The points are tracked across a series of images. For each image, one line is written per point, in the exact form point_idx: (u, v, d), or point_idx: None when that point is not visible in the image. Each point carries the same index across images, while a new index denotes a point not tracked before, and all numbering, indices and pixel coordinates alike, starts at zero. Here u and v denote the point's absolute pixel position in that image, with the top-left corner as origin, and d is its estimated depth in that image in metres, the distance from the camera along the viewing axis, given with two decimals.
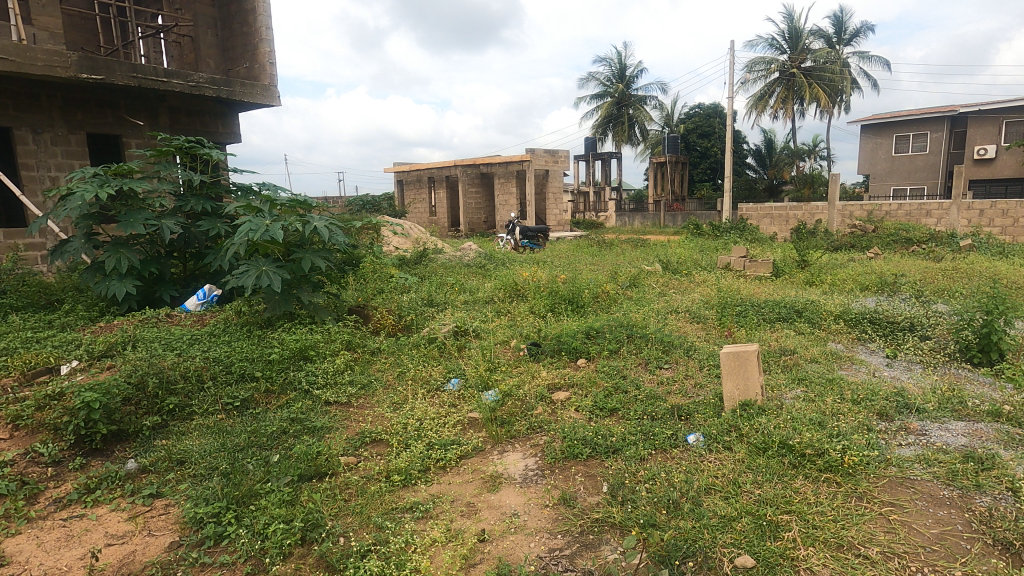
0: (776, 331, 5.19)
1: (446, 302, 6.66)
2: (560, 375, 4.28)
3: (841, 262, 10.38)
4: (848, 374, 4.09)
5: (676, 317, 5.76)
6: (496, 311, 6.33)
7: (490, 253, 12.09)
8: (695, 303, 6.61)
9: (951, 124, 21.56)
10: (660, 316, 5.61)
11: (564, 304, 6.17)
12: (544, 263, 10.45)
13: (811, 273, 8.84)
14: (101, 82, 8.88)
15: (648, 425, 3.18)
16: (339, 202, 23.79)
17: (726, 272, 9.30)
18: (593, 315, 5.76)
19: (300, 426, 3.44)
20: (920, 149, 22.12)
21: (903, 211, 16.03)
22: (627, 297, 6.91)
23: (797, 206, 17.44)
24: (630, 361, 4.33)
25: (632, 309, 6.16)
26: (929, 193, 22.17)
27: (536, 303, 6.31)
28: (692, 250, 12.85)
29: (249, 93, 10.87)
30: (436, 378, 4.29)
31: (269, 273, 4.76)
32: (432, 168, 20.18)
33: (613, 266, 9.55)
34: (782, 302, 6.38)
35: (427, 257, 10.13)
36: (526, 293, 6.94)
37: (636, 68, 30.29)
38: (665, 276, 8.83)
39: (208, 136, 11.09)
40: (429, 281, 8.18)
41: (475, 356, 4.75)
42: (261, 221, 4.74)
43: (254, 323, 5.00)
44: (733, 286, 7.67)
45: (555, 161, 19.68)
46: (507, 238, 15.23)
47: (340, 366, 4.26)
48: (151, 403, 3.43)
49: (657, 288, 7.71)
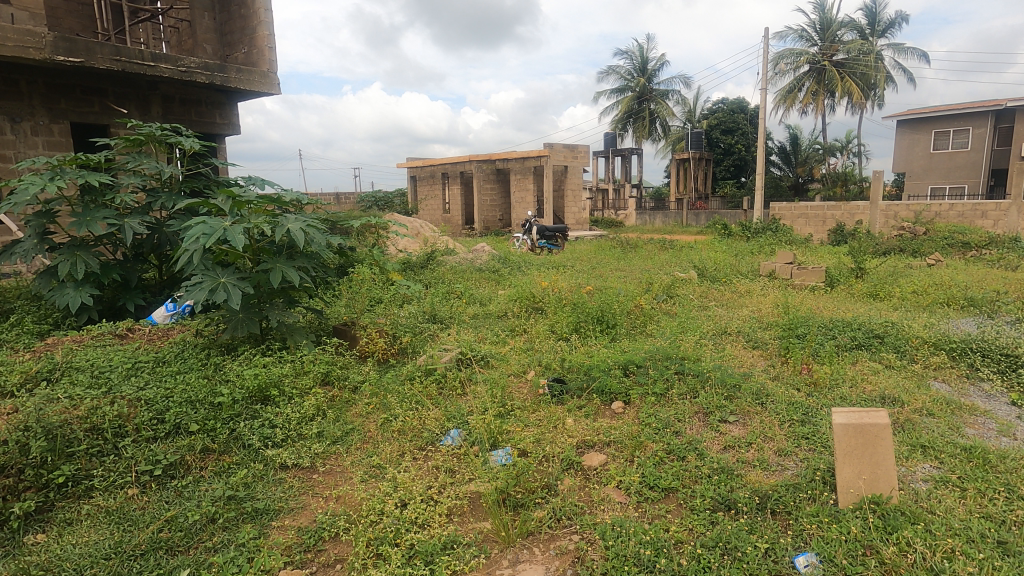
0: (860, 365, 4.14)
1: (451, 319, 5.70)
2: (592, 428, 3.30)
3: (901, 269, 9.19)
4: (985, 439, 3.02)
5: (731, 344, 4.72)
6: (510, 330, 5.36)
7: (505, 255, 11.10)
8: (747, 323, 5.56)
9: (997, 118, 19.99)
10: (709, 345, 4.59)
11: (592, 320, 5.12)
12: (564, 268, 9.41)
13: (872, 283, 7.71)
14: (81, 66, 8.02)
15: (732, 529, 2.17)
16: (349, 200, 23.01)
17: (772, 281, 8.23)
18: (631, 340, 4.72)
19: (236, 509, 2.52)
20: (962, 145, 20.62)
21: (954, 212, 14.78)
22: (665, 314, 5.89)
23: (835, 206, 16.20)
24: (684, 410, 3.33)
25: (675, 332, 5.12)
26: (969, 192, 20.65)
27: (557, 321, 5.31)
28: (727, 254, 11.74)
29: (246, 80, 10.00)
30: (431, 429, 3.31)
31: (229, 287, 3.82)
32: (446, 164, 19.26)
33: (644, 273, 8.48)
34: (856, 322, 5.30)
35: (435, 261, 9.17)
36: (546, 307, 5.94)
37: (660, 60, 29.02)
38: (704, 286, 7.77)
39: (205, 127, 10.25)
40: (435, 289, 7.23)
41: (482, 395, 3.78)
42: (220, 223, 3.80)
43: (213, 348, 4.08)
44: (787, 301, 6.60)
45: (574, 157, 18.59)
46: (523, 238, 14.25)
47: (310, 411, 3.33)
48: (35, 474, 2.52)
49: (697, 301, 6.71)
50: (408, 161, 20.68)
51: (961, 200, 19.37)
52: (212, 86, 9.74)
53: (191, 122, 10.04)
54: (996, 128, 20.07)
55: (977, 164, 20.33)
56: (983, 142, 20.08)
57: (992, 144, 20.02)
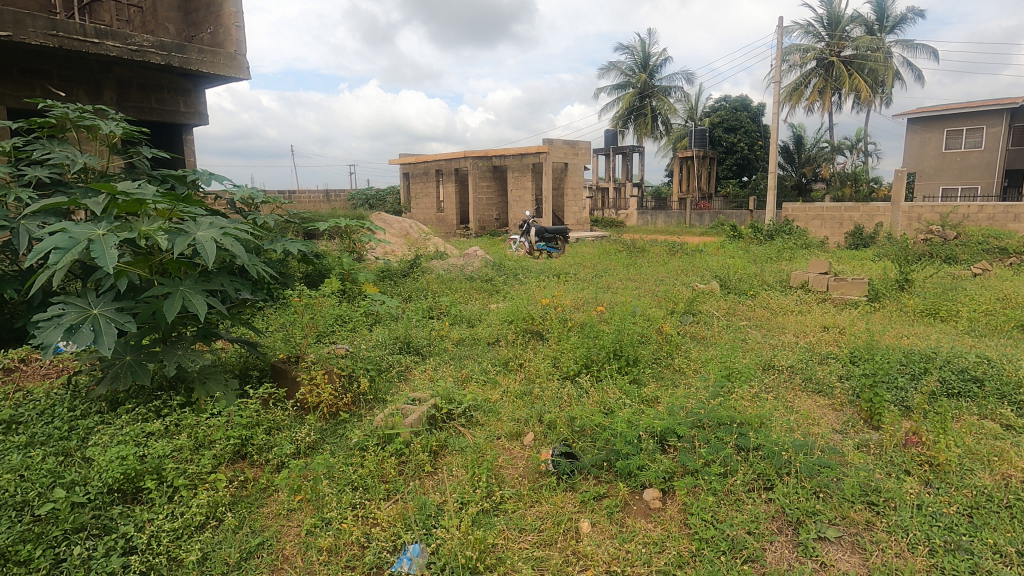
0: (972, 426, 3.07)
1: (428, 350, 4.59)
2: (619, 547, 2.21)
3: (949, 279, 8.11)
4: None
5: (789, 394, 3.61)
6: (503, 363, 4.27)
7: (500, 260, 9.99)
8: (799, 355, 4.46)
9: (1011, 117, 19.01)
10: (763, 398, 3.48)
11: (608, 355, 4.01)
12: (567, 278, 8.30)
13: (924, 298, 6.65)
14: (7, 41, 6.65)
15: None
16: (338, 198, 21.87)
17: (806, 294, 7.19)
18: (659, 389, 3.61)
19: None
20: (974, 145, 19.54)
21: (983, 214, 13.78)
22: (695, 342, 4.85)
23: (854, 206, 15.11)
24: (758, 518, 2.24)
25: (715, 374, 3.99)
26: (983, 194, 19.68)
27: (561, 355, 4.21)
28: (745, 259, 10.69)
29: (210, 63, 8.52)
30: (381, 545, 2.23)
31: (103, 324, 2.70)
32: (439, 160, 18.06)
33: (659, 285, 7.37)
34: (939, 354, 4.20)
35: (421, 269, 8.04)
36: (547, 332, 4.84)
37: (663, 56, 27.83)
38: (731, 303, 6.67)
39: (167, 116, 8.67)
40: (416, 305, 6.14)
41: (461, 477, 2.69)
42: (89, 231, 2.70)
43: (91, 405, 2.96)
44: (836, 323, 5.54)
45: (575, 154, 17.49)
46: (520, 240, 13.14)
47: (197, 518, 2.25)
48: None
49: (726, 323, 5.66)
50: (401, 157, 19.49)
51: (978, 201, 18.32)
52: (178, 69, 8.35)
53: (151, 109, 8.48)
54: (1010, 127, 19.09)
55: (991, 165, 19.30)
56: (997, 141, 19.05)
57: (1005, 144, 19.02)
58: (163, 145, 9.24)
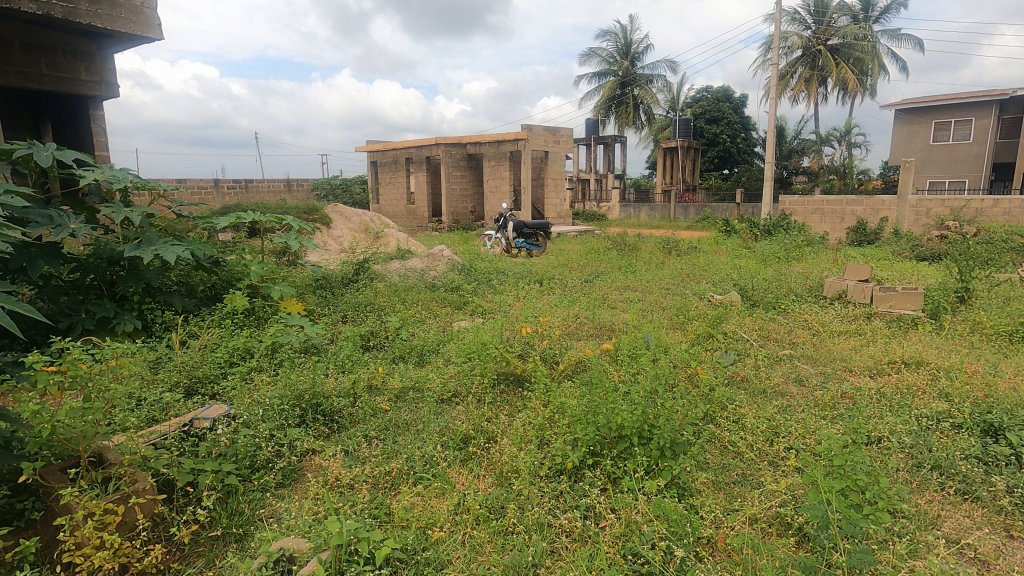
0: None
1: (349, 418, 3.01)
2: None
3: (1004, 286, 6.80)
4: None
5: (930, 525, 2.16)
6: (457, 444, 2.72)
7: (471, 261, 8.41)
8: (901, 421, 2.99)
9: (1000, 108, 17.99)
10: (901, 536, 2.02)
11: (628, 440, 2.45)
12: (551, 285, 6.75)
13: (997, 314, 5.27)
14: None
15: None
16: (301, 189, 19.97)
17: (845, 308, 5.80)
18: (721, 520, 2.14)
19: None
20: (963, 137, 18.47)
21: (999, 209, 12.66)
22: (741, 397, 3.37)
23: (857, 199, 13.84)
24: None
25: (794, 471, 2.53)
26: (970, 187, 18.57)
27: (552, 432, 2.67)
28: (755, 260, 9.28)
29: (106, 15, 5.29)
30: None
31: None
32: (409, 147, 16.30)
33: (667, 296, 5.91)
34: None
35: (369, 276, 6.40)
36: (530, 383, 3.29)
37: (645, 43, 26.36)
38: (760, 322, 5.23)
39: (61, 89, 5.63)
40: (345, 330, 4.54)
41: None
42: None
43: None
44: (912, 355, 4.11)
45: (556, 141, 15.97)
46: (495, 235, 11.52)
47: None
48: None
49: (769, 359, 4.20)
50: (366, 144, 17.63)
51: (966, 194, 17.24)
52: (77, 27, 5.37)
53: (40, 78, 5.46)
54: (999, 119, 18.08)
55: (979, 157, 18.23)
56: (986, 134, 17.99)
57: (994, 136, 18.00)
58: (61, 129, 6.18)
